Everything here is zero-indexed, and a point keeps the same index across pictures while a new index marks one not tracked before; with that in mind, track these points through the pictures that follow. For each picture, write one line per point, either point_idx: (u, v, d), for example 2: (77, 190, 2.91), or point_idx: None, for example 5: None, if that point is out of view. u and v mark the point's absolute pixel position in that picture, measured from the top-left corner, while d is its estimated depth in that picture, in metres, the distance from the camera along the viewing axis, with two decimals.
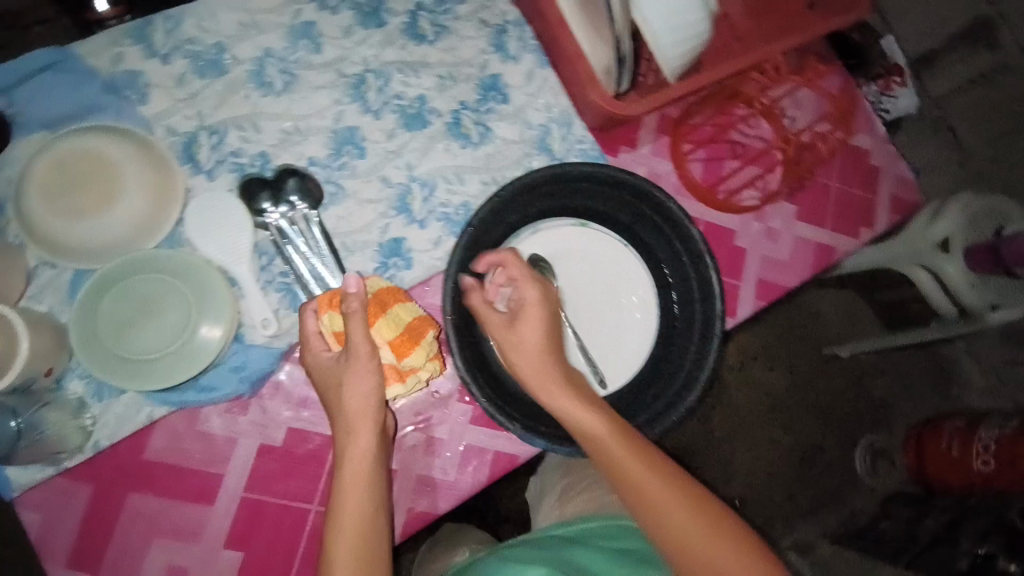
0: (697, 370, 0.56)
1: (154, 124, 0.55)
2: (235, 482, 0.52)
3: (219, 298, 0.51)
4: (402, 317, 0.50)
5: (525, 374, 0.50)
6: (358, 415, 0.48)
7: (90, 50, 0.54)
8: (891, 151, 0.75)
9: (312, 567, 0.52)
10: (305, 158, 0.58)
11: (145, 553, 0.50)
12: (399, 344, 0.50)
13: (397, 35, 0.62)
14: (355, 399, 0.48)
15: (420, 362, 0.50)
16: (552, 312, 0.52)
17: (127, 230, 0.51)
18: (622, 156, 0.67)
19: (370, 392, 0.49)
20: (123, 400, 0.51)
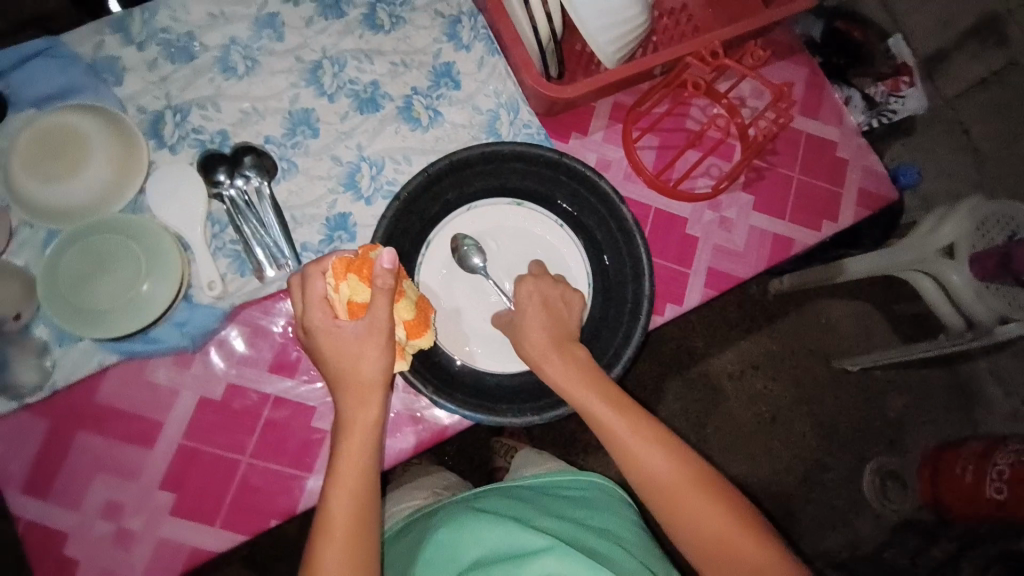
0: (622, 350, 0.58)
1: (126, 104, 0.61)
2: (174, 429, 0.56)
3: (170, 260, 0.55)
4: (412, 297, 0.53)
5: (550, 372, 0.53)
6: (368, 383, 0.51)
7: (75, 38, 0.61)
8: (862, 145, 0.73)
9: (238, 515, 0.55)
10: (261, 136, 0.62)
11: (88, 486, 0.55)
12: (412, 323, 0.52)
13: (356, 25, 0.66)
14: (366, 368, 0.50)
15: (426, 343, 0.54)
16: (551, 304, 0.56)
17: (89, 197, 0.57)
18: (573, 142, 0.68)
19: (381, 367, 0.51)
20: (80, 347, 0.55)
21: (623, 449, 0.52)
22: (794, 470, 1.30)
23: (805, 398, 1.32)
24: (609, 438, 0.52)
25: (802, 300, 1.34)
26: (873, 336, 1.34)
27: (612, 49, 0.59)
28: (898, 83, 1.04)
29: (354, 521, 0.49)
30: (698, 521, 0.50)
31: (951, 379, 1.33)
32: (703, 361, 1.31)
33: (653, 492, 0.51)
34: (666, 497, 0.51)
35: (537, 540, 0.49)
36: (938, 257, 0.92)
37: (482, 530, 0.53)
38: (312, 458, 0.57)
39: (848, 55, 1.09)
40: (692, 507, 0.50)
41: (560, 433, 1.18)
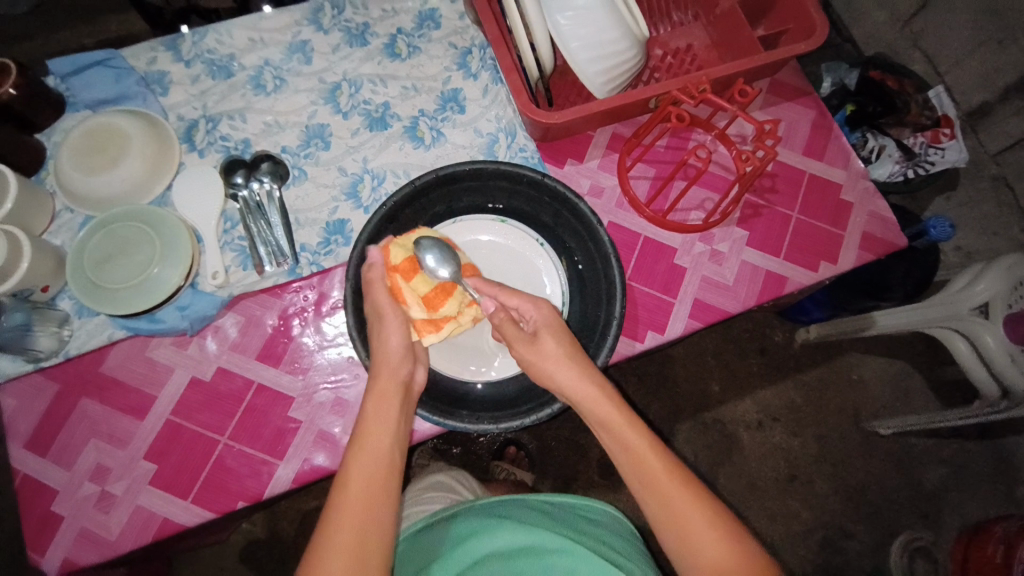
0: None
1: (169, 112, 0.69)
2: (164, 405, 0.62)
3: (182, 247, 0.61)
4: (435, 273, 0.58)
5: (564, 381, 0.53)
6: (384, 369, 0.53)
7: (133, 54, 0.70)
8: (868, 188, 0.72)
9: (209, 492, 0.59)
10: (279, 146, 0.69)
11: (84, 447, 0.61)
12: (432, 297, 0.57)
13: (377, 52, 0.72)
14: (383, 353, 0.54)
15: (453, 310, 0.58)
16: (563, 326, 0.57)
17: (124, 188, 0.64)
18: (567, 168, 0.71)
19: (399, 352, 0.54)
20: (95, 320, 0.62)
21: (638, 463, 0.51)
22: (812, 535, 1.19)
23: (831, 456, 1.22)
24: (623, 452, 0.52)
25: (829, 353, 1.26)
26: (910, 400, 1.23)
27: (601, 79, 0.61)
28: (938, 134, 1.01)
29: (367, 495, 0.48)
30: (709, 557, 0.46)
31: (994, 453, 1.22)
32: (717, 407, 1.23)
33: (662, 519, 0.48)
34: (674, 524, 0.48)
35: (558, 541, 0.52)
36: (971, 316, 0.84)
37: (501, 531, 0.55)
38: (283, 447, 0.61)
39: (885, 104, 1.00)
40: (700, 542, 0.47)
41: (558, 463, 1.17)
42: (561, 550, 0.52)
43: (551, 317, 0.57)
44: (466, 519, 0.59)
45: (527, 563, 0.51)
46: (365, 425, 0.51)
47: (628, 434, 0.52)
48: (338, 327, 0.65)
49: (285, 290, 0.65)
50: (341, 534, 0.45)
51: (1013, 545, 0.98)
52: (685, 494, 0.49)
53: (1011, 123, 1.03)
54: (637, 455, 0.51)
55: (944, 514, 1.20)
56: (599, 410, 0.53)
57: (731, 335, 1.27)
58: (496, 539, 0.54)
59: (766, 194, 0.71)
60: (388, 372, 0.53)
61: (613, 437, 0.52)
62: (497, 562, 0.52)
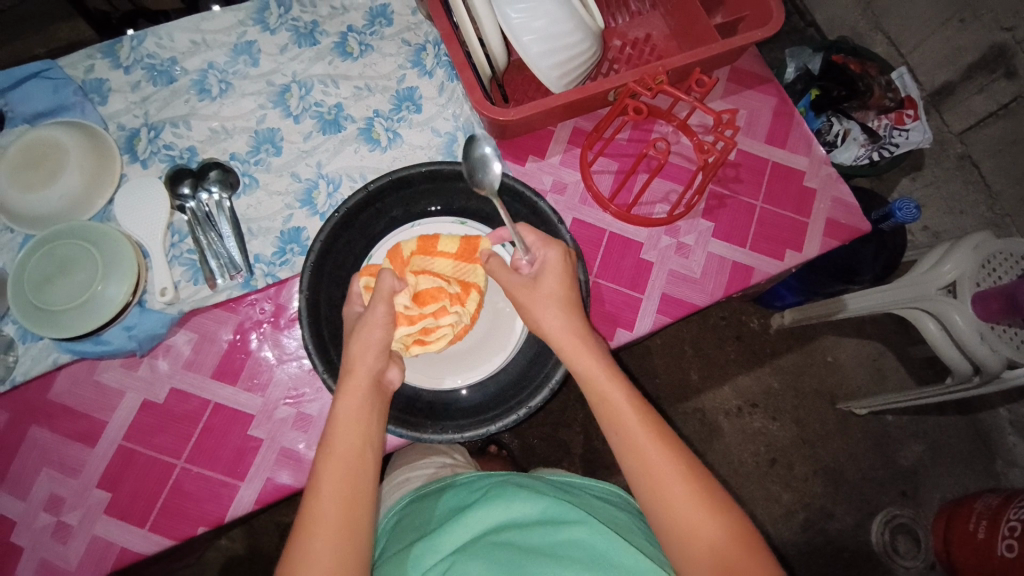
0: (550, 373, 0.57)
1: (108, 121, 0.66)
2: (116, 430, 0.59)
3: (126, 263, 0.58)
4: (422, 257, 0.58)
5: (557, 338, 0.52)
6: (358, 359, 0.50)
7: (70, 63, 0.67)
8: (832, 174, 0.72)
9: (168, 519, 0.57)
10: (227, 153, 0.66)
11: (35, 478, 0.58)
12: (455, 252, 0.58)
13: (327, 52, 0.69)
14: (360, 348, 0.50)
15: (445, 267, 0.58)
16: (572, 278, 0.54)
17: (62, 205, 0.60)
18: (529, 165, 0.69)
19: (380, 347, 0.51)
20: (39, 344, 0.59)
21: (627, 438, 0.48)
22: (794, 517, 1.20)
23: (810, 439, 1.23)
24: (613, 425, 0.49)
25: (804, 337, 1.27)
26: (885, 378, 1.25)
27: (556, 73, 0.60)
28: (902, 116, 1.02)
29: (339, 504, 0.46)
30: (694, 533, 0.45)
31: (969, 426, 1.24)
32: (697, 397, 1.23)
33: (649, 499, 0.47)
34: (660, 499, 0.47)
35: (573, 513, 0.50)
36: (938, 295, 0.85)
37: (517, 501, 0.52)
38: (245, 467, 0.59)
39: (848, 87, 0.99)
40: (688, 521, 0.45)
41: (542, 461, 1.16)
42: (577, 520, 0.49)
43: (556, 264, 0.53)
44: (474, 488, 0.57)
45: (541, 535, 0.49)
46: (333, 423, 0.49)
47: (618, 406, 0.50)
48: (297, 341, 0.62)
49: (240, 303, 0.63)
50: (314, 552, 0.44)
51: (994, 519, 1.00)
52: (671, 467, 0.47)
53: (974, 102, 1.04)
54: (625, 427, 0.49)
55: (923, 490, 1.22)
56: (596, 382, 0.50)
57: (708, 324, 1.27)
58: (511, 509, 0.52)
59: (729, 184, 0.71)
60: (362, 367, 0.50)
61: (603, 411, 0.50)
62: (512, 532, 0.50)
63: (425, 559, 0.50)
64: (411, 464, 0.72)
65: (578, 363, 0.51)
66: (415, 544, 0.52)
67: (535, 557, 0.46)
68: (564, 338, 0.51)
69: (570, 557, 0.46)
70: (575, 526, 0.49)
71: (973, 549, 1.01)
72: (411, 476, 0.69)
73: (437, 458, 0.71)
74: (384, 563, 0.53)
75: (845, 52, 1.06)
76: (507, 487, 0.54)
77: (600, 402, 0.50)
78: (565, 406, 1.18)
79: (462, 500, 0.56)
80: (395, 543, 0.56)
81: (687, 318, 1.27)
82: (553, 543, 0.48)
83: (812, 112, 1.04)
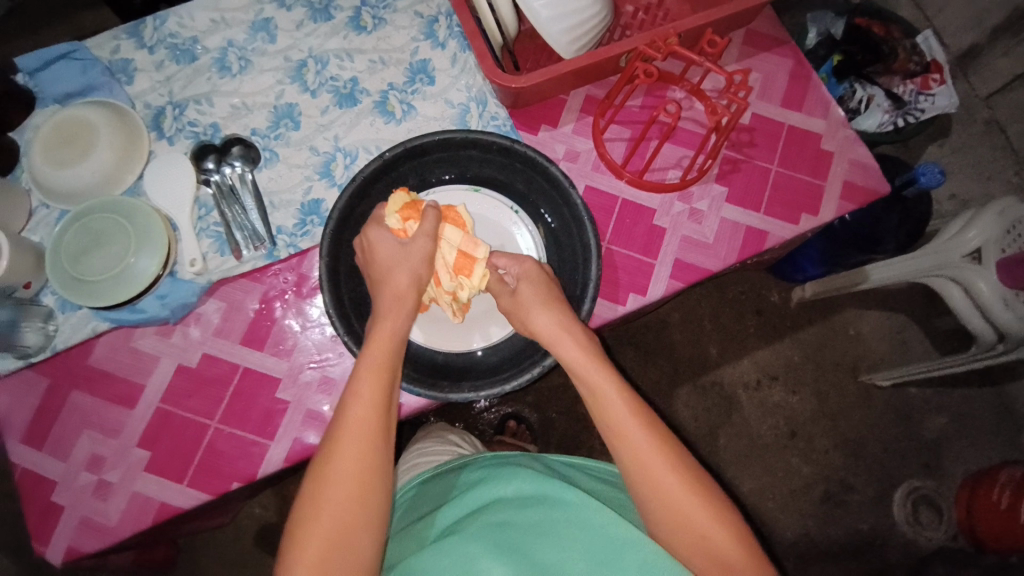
0: None
1: (135, 100, 0.68)
2: (152, 393, 0.63)
3: (156, 235, 0.61)
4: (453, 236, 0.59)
5: (542, 331, 0.53)
6: (406, 286, 0.54)
7: (97, 45, 0.69)
8: (850, 137, 0.71)
9: (202, 476, 0.61)
10: (248, 128, 0.68)
11: (79, 438, 0.62)
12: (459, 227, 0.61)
13: (341, 26, 0.70)
14: (405, 271, 0.55)
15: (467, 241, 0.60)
16: (549, 283, 0.57)
17: (95, 180, 0.63)
18: (542, 134, 0.70)
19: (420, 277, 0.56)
20: (79, 313, 0.63)
21: (616, 427, 0.49)
22: (812, 488, 1.20)
23: (830, 411, 1.23)
24: (604, 417, 0.50)
25: (826, 310, 1.25)
26: (907, 350, 1.23)
27: (566, 38, 0.60)
28: (929, 80, 0.99)
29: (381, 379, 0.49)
30: (687, 521, 0.46)
31: (995, 399, 1.22)
32: (715, 370, 1.24)
33: (643, 488, 0.47)
34: (653, 491, 0.47)
35: (570, 490, 0.49)
36: (962, 263, 0.84)
37: (513, 479, 0.52)
38: (273, 427, 0.62)
39: (874, 52, 0.98)
40: (685, 511, 0.46)
41: (560, 432, 1.18)
42: (575, 500, 0.48)
43: (532, 270, 0.57)
44: (477, 467, 0.58)
45: (535, 513, 0.48)
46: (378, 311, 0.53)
47: (609, 397, 0.50)
48: (320, 309, 0.65)
49: (265, 273, 0.65)
50: (354, 423, 0.47)
51: (1018, 489, 1.00)
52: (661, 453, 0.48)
53: (1002, 63, 1.01)
54: (614, 416, 0.49)
55: (947, 463, 1.20)
56: (583, 370, 0.52)
57: (727, 297, 1.26)
58: (506, 488, 0.51)
59: (743, 149, 0.70)
60: (409, 291, 0.55)
61: (590, 389, 0.51)
62: (506, 510, 0.49)
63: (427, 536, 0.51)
64: (420, 453, 0.73)
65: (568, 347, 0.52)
66: (421, 523, 0.53)
67: (533, 537, 0.46)
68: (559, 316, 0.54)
69: (564, 536, 0.46)
70: (568, 506, 0.47)
71: (997, 521, 1.01)
72: (421, 461, 0.72)
73: (442, 447, 0.73)
74: (394, 538, 0.55)
75: (870, 15, 1.03)
76: (506, 468, 0.54)
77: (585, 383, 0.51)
78: None
79: (465, 479, 0.57)
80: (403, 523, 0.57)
81: (704, 292, 1.26)
82: (550, 518, 0.47)
83: (834, 78, 1.02)
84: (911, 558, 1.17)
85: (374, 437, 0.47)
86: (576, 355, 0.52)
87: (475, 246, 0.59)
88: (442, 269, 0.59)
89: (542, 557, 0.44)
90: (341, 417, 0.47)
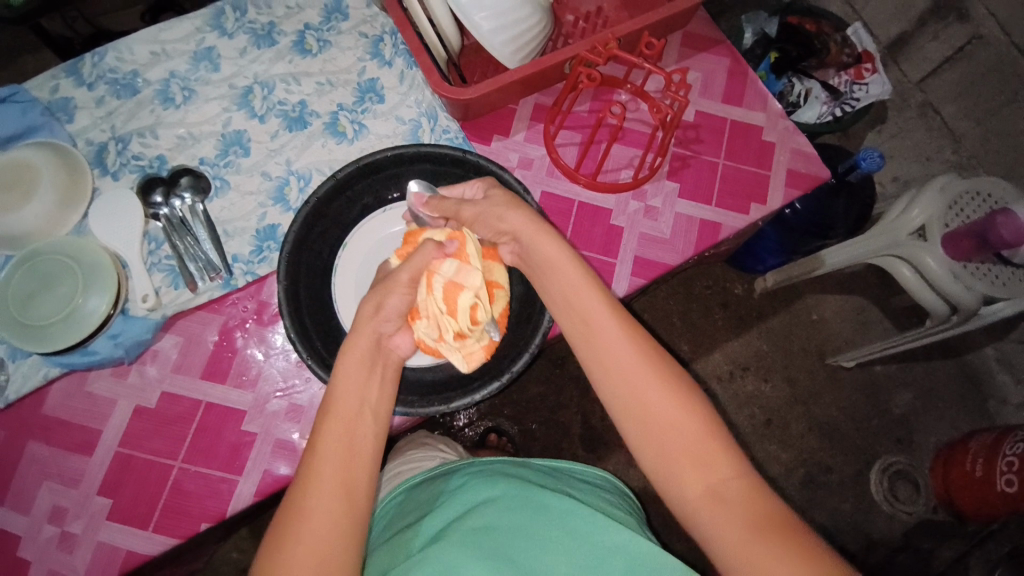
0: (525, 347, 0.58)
1: (76, 138, 0.67)
2: (112, 436, 0.60)
3: (105, 274, 0.59)
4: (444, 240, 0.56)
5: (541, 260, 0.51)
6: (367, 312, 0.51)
7: (33, 84, 0.67)
8: (789, 127, 0.74)
9: (168, 520, 0.58)
10: (197, 158, 0.67)
11: (38, 490, 0.59)
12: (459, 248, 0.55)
13: (286, 51, 0.70)
14: (375, 305, 0.51)
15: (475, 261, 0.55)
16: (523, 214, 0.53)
17: (38, 222, 0.61)
18: (494, 144, 0.71)
19: (393, 309, 0.52)
20: (29, 361, 0.60)
21: (608, 357, 0.47)
22: (794, 473, 1.22)
23: (802, 397, 1.25)
24: (600, 346, 0.48)
25: (789, 297, 1.29)
26: (870, 329, 1.28)
27: (509, 49, 0.61)
28: (861, 70, 1.04)
29: (355, 387, 0.47)
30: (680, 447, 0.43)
31: (958, 368, 1.26)
32: (690, 365, 1.25)
33: (628, 414, 0.46)
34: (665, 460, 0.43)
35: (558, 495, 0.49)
36: (909, 240, 0.87)
37: (499, 486, 0.51)
38: (241, 462, 0.60)
39: (807, 46, 1.03)
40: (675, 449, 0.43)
41: (544, 443, 1.17)
42: (564, 504, 0.48)
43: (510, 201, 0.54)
44: (463, 474, 0.56)
45: (521, 515, 0.47)
46: (366, 309, 0.51)
47: (629, 359, 0.46)
48: (282, 336, 0.64)
49: (223, 303, 0.64)
50: (331, 424, 0.45)
51: (990, 456, 1.02)
52: (658, 394, 0.45)
53: (930, 48, 1.08)
54: (606, 346, 0.47)
55: (918, 436, 1.24)
56: (597, 336, 0.48)
57: (695, 292, 1.29)
58: (491, 492, 0.50)
59: (689, 146, 0.72)
60: (369, 327, 0.50)
61: (586, 327, 0.49)
62: (490, 512, 0.48)
63: (412, 543, 0.49)
64: (406, 458, 0.72)
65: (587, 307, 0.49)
66: (405, 532, 0.51)
67: (521, 539, 0.45)
68: (567, 280, 0.50)
69: (553, 537, 0.45)
70: (554, 504, 0.48)
71: (974, 490, 1.04)
72: (404, 469, 0.70)
73: (428, 452, 0.72)
74: (378, 548, 0.52)
75: (801, 13, 1.08)
76: (495, 475, 0.53)
77: (575, 318, 0.50)
78: (562, 388, 1.20)
79: (447, 486, 0.55)
80: (388, 531, 0.55)
81: (672, 288, 1.29)
82: (534, 521, 0.47)
83: (772, 74, 1.07)
84: (894, 532, 1.20)
85: (352, 430, 0.45)
86: (596, 323, 0.48)
87: (466, 273, 0.54)
88: (435, 314, 0.53)
89: (528, 557, 0.44)
90: (327, 406, 0.46)
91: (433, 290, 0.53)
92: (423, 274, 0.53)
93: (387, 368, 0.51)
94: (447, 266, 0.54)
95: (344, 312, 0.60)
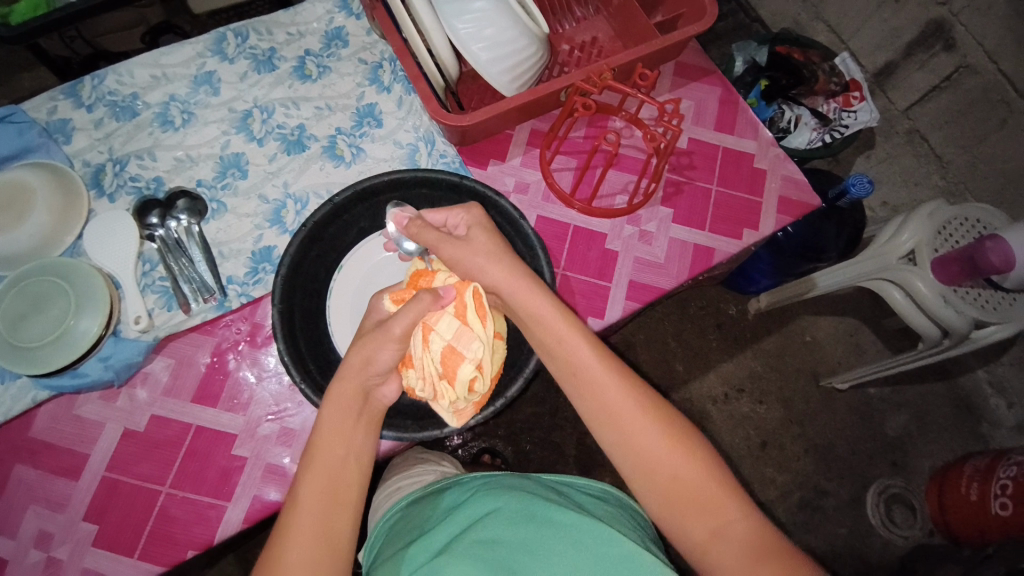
0: (520, 372, 0.58)
1: (73, 159, 0.67)
2: (100, 460, 0.59)
3: (98, 295, 0.59)
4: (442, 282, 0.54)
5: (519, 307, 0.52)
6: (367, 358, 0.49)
7: (32, 106, 0.67)
8: (780, 155, 0.75)
9: (155, 545, 0.57)
10: (193, 180, 0.67)
11: (23, 515, 0.58)
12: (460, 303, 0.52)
13: (286, 76, 0.71)
14: (366, 355, 0.49)
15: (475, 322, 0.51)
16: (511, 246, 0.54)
17: (32, 243, 0.61)
18: (490, 169, 0.72)
19: (381, 364, 0.49)
20: (18, 383, 0.60)
21: (603, 406, 0.48)
22: (789, 496, 1.21)
23: (797, 420, 1.25)
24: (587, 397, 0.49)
25: (782, 319, 1.30)
26: (863, 351, 1.28)
27: (507, 77, 0.62)
28: (849, 99, 1.07)
29: (339, 439, 0.48)
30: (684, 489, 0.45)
31: (951, 392, 1.27)
32: (685, 388, 1.25)
33: (627, 461, 0.47)
34: (663, 494, 0.45)
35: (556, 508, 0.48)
36: (899, 264, 0.88)
37: (503, 499, 0.50)
38: (231, 487, 0.59)
39: (795, 75, 1.06)
40: (683, 488, 0.45)
41: (538, 464, 1.16)
42: (561, 522, 0.47)
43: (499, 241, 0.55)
44: (466, 487, 0.55)
45: (525, 530, 0.47)
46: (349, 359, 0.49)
47: (617, 404, 0.48)
48: (275, 357, 0.63)
49: (216, 325, 0.63)
50: (311, 481, 0.46)
51: (984, 481, 1.02)
52: (658, 439, 0.47)
53: (916, 78, 1.10)
54: (596, 390, 0.48)
55: (913, 460, 1.24)
56: (591, 385, 0.49)
57: (689, 313, 1.30)
58: (495, 505, 0.50)
59: (683, 173, 0.73)
60: (355, 378, 0.49)
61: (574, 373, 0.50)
62: (493, 527, 0.47)
63: (415, 558, 0.48)
64: (404, 473, 0.71)
65: (566, 347, 0.50)
66: (408, 546, 0.50)
67: (523, 558, 0.45)
68: (550, 330, 0.51)
69: (551, 557, 0.45)
70: (552, 519, 0.47)
71: (968, 513, 1.04)
72: (404, 484, 0.68)
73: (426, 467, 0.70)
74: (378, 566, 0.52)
75: (788, 42, 1.11)
76: (497, 486, 0.53)
77: (561, 366, 0.50)
78: (557, 409, 1.20)
79: (448, 502, 0.55)
80: (387, 548, 0.54)
81: (666, 310, 1.30)
82: (533, 539, 0.46)
83: (763, 101, 1.08)
84: (890, 557, 1.19)
85: (333, 484, 0.46)
86: (587, 376, 0.49)
87: (467, 339, 0.50)
88: (429, 374, 0.50)
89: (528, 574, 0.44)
90: (309, 458, 0.47)
91: (431, 347, 0.50)
92: (420, 327, 0.51)
93: (372, 416, 0.50)
94: (445, 324, 0.51)
95: (339, 334, 0.60)
